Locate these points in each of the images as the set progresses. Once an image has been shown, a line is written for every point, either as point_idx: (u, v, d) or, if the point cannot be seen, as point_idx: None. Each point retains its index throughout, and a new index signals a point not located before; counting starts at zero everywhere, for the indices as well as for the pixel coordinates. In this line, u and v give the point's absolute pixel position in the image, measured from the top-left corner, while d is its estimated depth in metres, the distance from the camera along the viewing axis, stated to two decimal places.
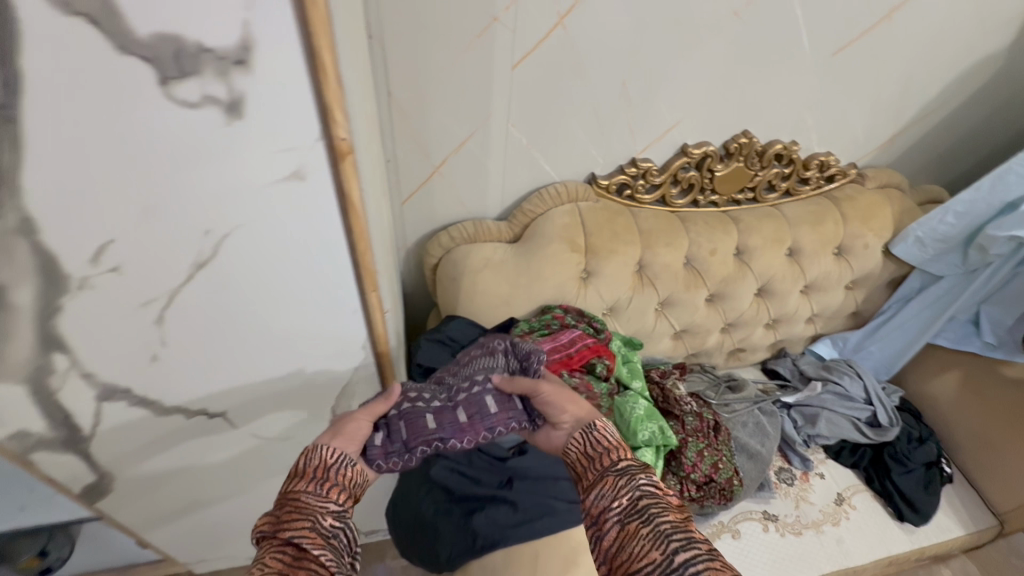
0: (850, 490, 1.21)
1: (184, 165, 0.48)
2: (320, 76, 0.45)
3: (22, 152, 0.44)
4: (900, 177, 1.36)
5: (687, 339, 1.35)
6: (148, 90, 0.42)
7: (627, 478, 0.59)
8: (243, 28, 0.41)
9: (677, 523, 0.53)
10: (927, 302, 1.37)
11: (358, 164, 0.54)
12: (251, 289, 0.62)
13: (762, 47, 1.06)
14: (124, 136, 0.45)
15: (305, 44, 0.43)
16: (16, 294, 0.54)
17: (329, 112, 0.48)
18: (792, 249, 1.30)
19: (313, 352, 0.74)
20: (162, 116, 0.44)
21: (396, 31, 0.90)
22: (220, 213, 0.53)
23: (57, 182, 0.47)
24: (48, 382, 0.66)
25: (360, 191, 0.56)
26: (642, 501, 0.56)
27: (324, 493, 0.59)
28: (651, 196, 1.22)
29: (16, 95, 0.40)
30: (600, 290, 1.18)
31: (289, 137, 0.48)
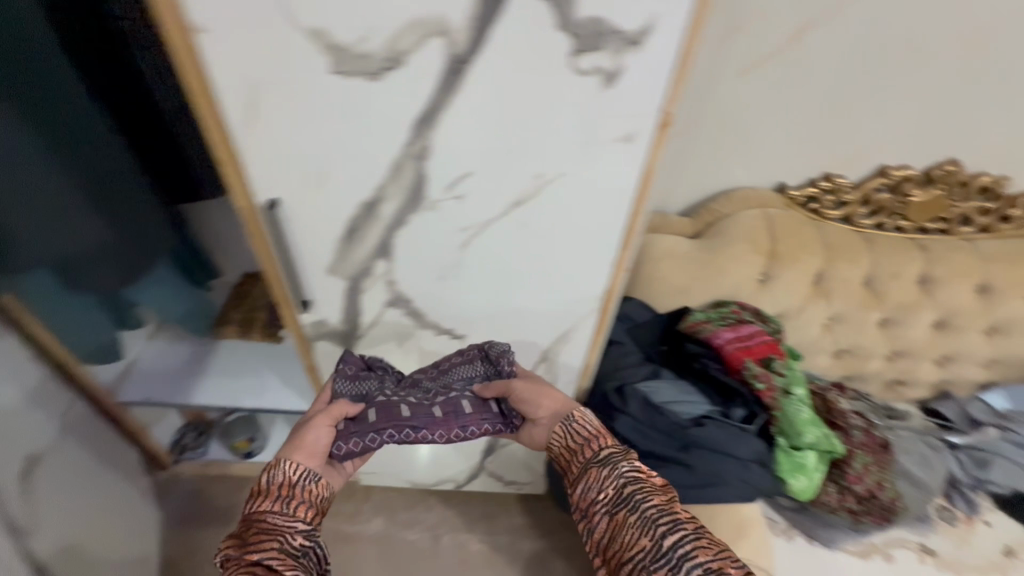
0: (1020, 546, 1.15)
1: (550, 119, 0.62)
2: (681, 61, 0.57)
3: (454, 95, 0.60)
4: None
5: (848, 360, 1.34)
6: (560, 58, 0.56)
7: (610, 468, 0.69)
8: (649, 18, 0.53)
9: (661, 505, 0.64)
10: None
11: (669, 136, 0.65)
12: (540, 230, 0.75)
13: (994, 76, 1.06)
14: (524, 91, 0.59)
15: (684, 33, 0.55)
16: (388, 205, 0.71)
17: (674, 90, 0.59)
18: (982, 285, 1.26)
19: (553, 299, 0.86)
20: (558, 79, 0.58)
21: None
22: (553, 162, 0.66)
23: (461, 121, 0.62)
24: (362, 282, 0.84)
25: (660, 159, 0.67)
26: (627, 490, 0.66)
27: (290, 512, 0.65)
28: (838, 213, 1.24)
29: (475, 54, 0.56)
30: (776, 294, 1.21)
31: (635, 106, 0.60)
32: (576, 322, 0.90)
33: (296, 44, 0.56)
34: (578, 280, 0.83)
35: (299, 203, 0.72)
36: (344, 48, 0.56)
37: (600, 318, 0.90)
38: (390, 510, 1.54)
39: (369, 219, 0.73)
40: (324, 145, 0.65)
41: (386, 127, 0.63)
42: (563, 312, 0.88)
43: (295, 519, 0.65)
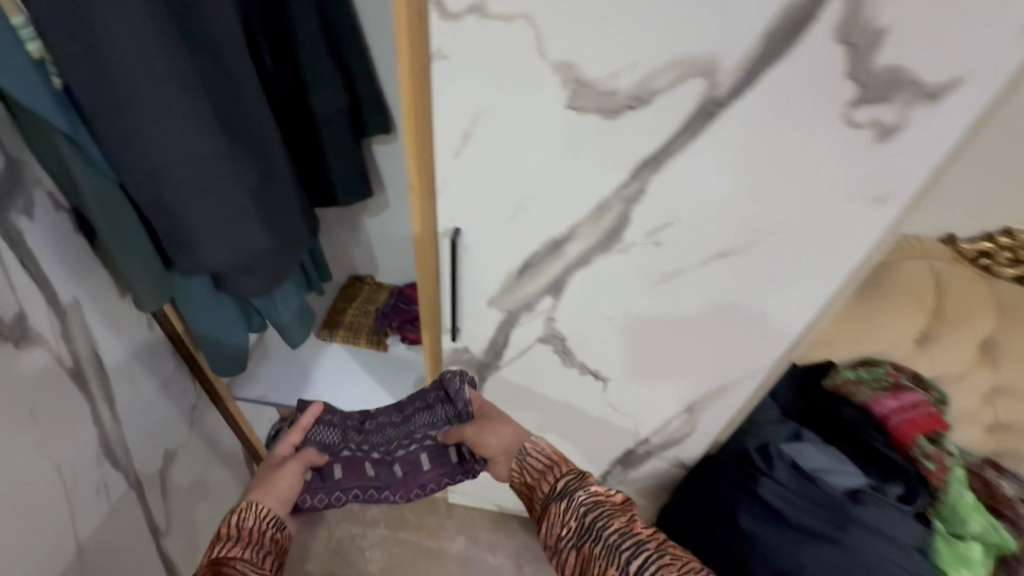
0: None
1: (793, 173, 0.55)
2: (978, 123, 0.48)
3: (693, 140, 0.54)
4: None
5: (1004, 437, 1.19)
6: (833, 109, 0.49)
7: (568, 499, 0.68)
8: (964, 72, 0.45)
9: (622, 528, 0.64)
10: None
11: (922, 200, 0.56)
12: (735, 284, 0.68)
13: None
14: (774, 142, 0.53)
15: (998, 92, 0.46)
16: (577, 244, 0.66)
17: (957, 153, 0.51)
18: None
19: (719, 354, 0.79)
20: (821, 131, 0.51)
21: None
22: (777, 216, 0.59)
23: (689, 168, 0.56)
24: (519, 316, 0.79)
25: (902, 224, 0.59)
26: (587, 516, 0.66)
27: (258, 562, 0.65)
28: (1016, 270, 1.07)
29: (736, 98, 0.50)
30: (936, 358, 1.09)
31: (902, 167, 0.52)
32: (736, 378, 0.82)
33: (538, 77, 0.51)
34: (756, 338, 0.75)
35: (480, 235, 0.68)
36: (587, 83, 0.51)
37: (766, 377, 0.82)
38: (472, 530, 1.50)
39: (549, 256, 0.68)
40: (527, 181, 0.61)
41: (605, 166, 0.58)
42: (728, 366, 0.81)
43: (251, 556, 0.64)
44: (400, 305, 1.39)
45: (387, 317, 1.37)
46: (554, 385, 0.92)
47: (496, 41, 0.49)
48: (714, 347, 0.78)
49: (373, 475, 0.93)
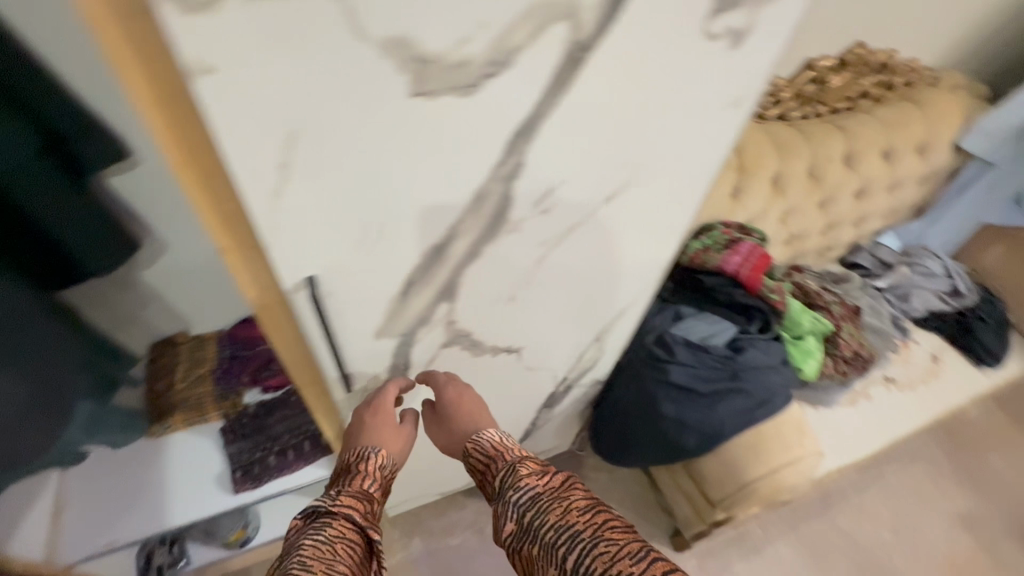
0: (939, 350, 1.46)
1: (661, 115, 0.52)
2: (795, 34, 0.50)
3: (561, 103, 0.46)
4: (962, 77, 1.52)
5: (794, 244, 1.50)
6: (693, 37, 0.46)
7: (520, 490, 0.68)
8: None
9: (555, 523, 0.62)
10: (983, 187, 1.57)
11: None
12: (637, 215, 0.66)
13: None
14: (643, 99, 0.49)
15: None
16: (456, 243, 0.56)
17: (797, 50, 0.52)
18: (885, 151, 1.44)
19: (618, 286, 0.80)
20: (697, 65, 0.48)
21: None
22: (649, 155, 0.57)
23: (557, 138, 0.50)
24: (416, 332, 0.67)
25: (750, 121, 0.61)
26: (512, 487, 0.69)
27: (361, 492, 0.70)
28: (774, 114, 1.31)
29: (600, 39, 0.43)
30: (747, 204, 1.28)
31: (749, 85, 0.53)
32: (640, 294, 0.85)
33: (357, 77, 0.37)
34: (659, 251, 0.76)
35: (334, 281, 0.54)
36: (432, 62, 0.39)
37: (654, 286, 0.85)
38: (422, 527, 1.42)
39: (436, 263, 0.58)
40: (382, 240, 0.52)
41: (464, 157, 0.47)
42: (631, 288, 0.82)
43: (365, 495, 0.70)
44: (241, 354, 1.12)
45: (231, 374, 1.11)
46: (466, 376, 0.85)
47: (257, 89, 0.36)
48: (619, 278, 0.78)
49: (272, 465, 1.05)
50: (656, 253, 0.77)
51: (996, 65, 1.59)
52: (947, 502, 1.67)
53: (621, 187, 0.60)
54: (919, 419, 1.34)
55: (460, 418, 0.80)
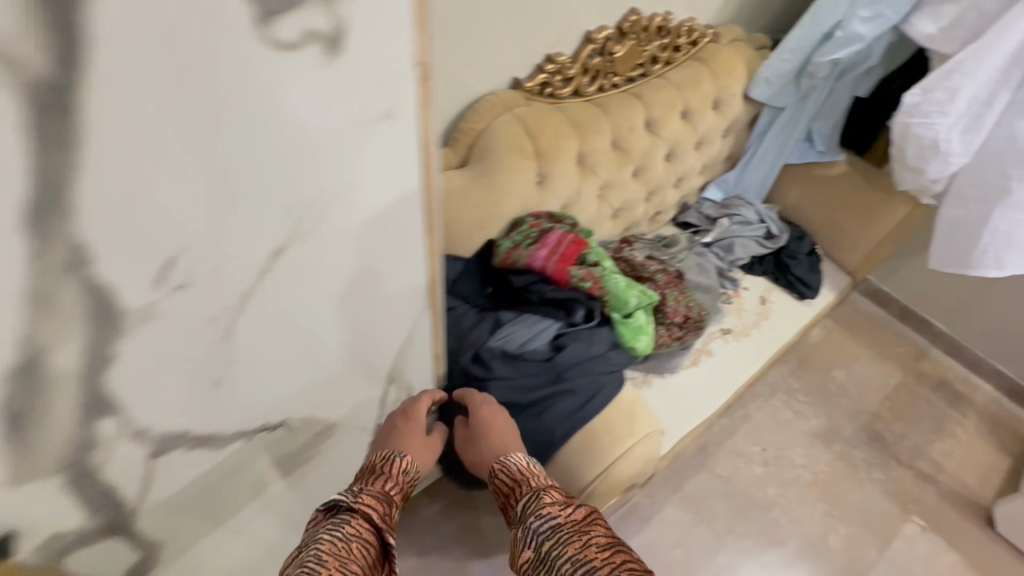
0: (767, 292, 1.53)
1: (274, 154, 0.52)
2: (394, 61, 0.55)
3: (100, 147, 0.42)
4: (741, 30, 1.59)
5: (623, 217, 1.49)
6: (249, 64, 0.46)
7: (538, 517, 0.73)
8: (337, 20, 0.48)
9: (574, 555, 0.66)
10: (778, 131, 1.66)
11: (417, 121, 0.62)
12: (347, 250, 0.66)
13: None
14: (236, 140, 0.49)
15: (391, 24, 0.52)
16: (61, 354, 0.50)
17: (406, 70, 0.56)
18: (684, 111, 1.47)
19: (366, 334, 0.78)
20: (285, 97, 0.50)
21: None
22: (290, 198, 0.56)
23: (139, 193, 0.46)
24: (92, 449, 0.59)
25: (417, 148, 0.64)
26: (535, 518, 0.73)
27: (387, 496, 0.77)
28: (567, 90, 1.26)
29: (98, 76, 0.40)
30: (557, 190, 1.23)
31: (369, 106, 0.56)
32: (405, 336, 0.84)
33: None
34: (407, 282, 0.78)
35: None
36: None
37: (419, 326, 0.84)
38: None
39: (52, 376, 0.51)
40: None
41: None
42: (398, 322, 0.81)
43: (384, 496, 0.77)
44: None
45: None
46: (228, 467, 0.77)
47: None
48: (375, 315, 0.77)
49: None
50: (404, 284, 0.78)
51: (769, 14, 1.68)
52: (804, 422, 1.80)
53: (300, 226, 0.59)
54: (758, 363, 1.39)
55: (488, 440, 0.90)
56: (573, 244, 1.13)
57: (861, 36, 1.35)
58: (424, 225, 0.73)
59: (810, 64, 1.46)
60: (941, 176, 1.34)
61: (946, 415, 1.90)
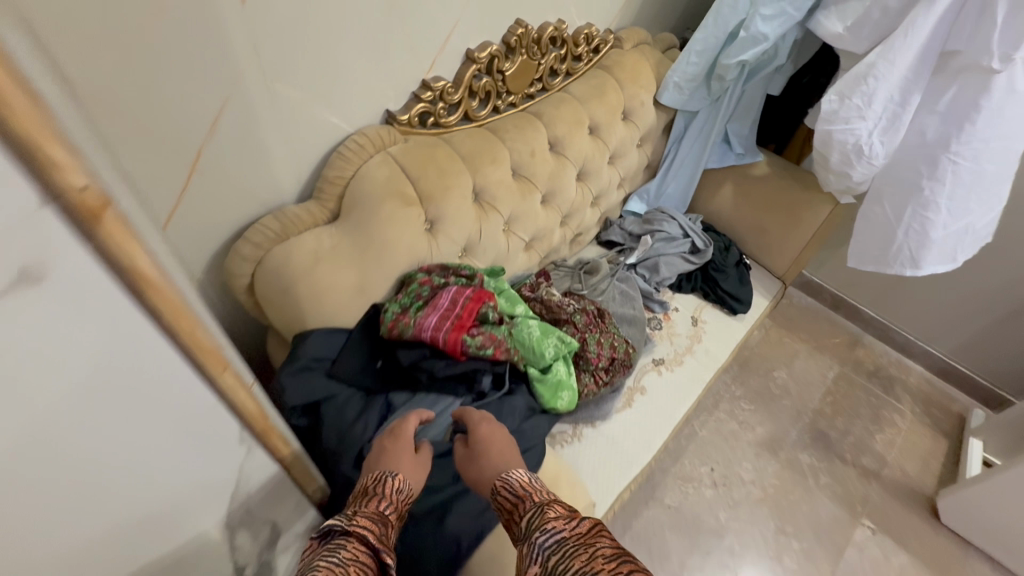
0: (699, 310, 1.45)
1: None
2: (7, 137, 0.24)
3: None
4: (645, 32, 1.47)
5: (537, 246, 1.35)
6: None
7: (542, 526, 0.60)
8: None
9: (580, 568, 0.51)
10: (694, 136, 1.57)
11: (126, 221, 0.31)
12: (17, 459, 0.35)
13: None
14: None
15: None
16: None
17: (40, 154, 0.25)
18: (591, 127, 1.34)
19: (172, 497, 0.52)
20: None
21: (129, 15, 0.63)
22: None
23: None
24: None
25: (147, 258, 0.34)
26: (539, 533, 0.59)
27: (383, 519, 0.64)
28: (455, 117, 1.11)
29: None
30: (451, 234, 1.07)
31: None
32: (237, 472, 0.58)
33: None
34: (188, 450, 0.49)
35: None
36: None
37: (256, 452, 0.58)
38: None
39: None
40: None
41: None
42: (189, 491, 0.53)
43: (380, 516, 0.64)
44: None
45: None
46: None
47: None
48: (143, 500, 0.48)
49: None
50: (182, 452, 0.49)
51: (671, 13, 1.58)
52: (750, 433, 1.74)
53: None
54: (694, 393, 1.29)
55: (489, 456, 0.77)
56: (472, 300, 0.98)
57: (765, 35, 1.26)
58: (221, 344, 0.45)
59: (717, 66, 1.37)
60: (866, 179, 1.30)
61: (886, 404, 1.89)
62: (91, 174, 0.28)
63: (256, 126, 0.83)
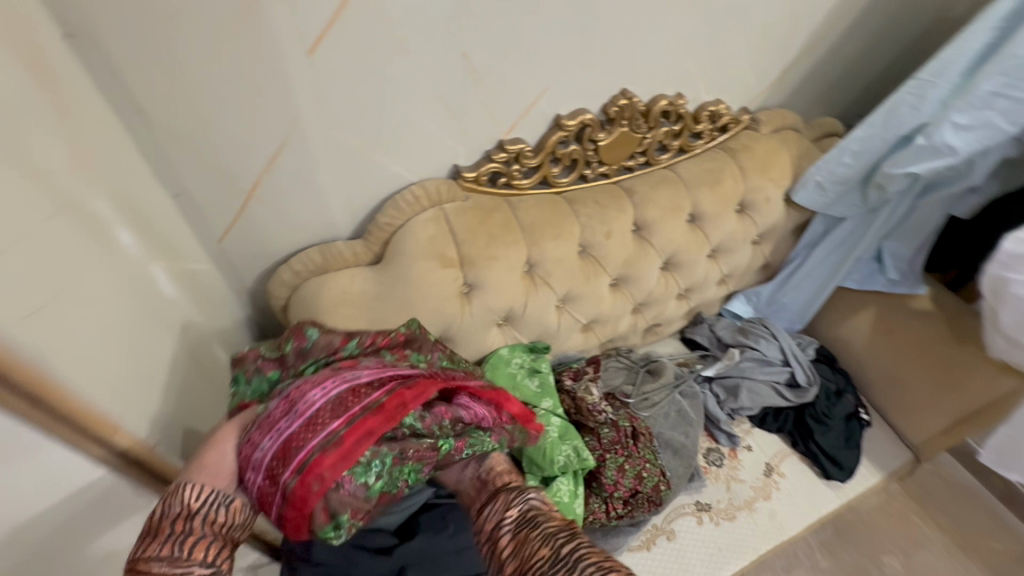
0: (778, 458, 1.18)
1: None
2: None
3: None
4: (796, 115, 1.24)
5: (598, 330, 1.21)
6: None
7: (518, 494, 0.69)
8: None
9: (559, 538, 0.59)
10: (833, 246, 1.28)
11: None
12: None
13: (625, 28, 0.92)
14: None
15: None
16: None
17: None
18: (692, 214, 1.17)
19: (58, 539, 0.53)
20: None
21: (193, 62, 0.68)
22: None
23: None
24: None
25: None
26: (567, 549, 0.58)
27: (184, 555, 0.56)
28: (531, 180, 1.04)
29: None
30: (488, 303, 1.01)
31: None
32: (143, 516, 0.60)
33: None
34: (54, 511, 0.50)
35: None
36: None
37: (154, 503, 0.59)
38: None
39: None
40: None
41: None
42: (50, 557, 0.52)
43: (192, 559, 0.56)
44: None
45: None
46: None
47: None
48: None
49: None
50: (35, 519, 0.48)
51: (839, 97, 1.32)
52: None
53: None
54: (739, 562, 1.05)
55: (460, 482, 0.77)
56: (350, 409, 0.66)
57: (952, 148, 0.97)
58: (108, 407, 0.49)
59: (878, 172, 1.10)
60: None
61: None
62: None
63: (315, 167, 0.86)
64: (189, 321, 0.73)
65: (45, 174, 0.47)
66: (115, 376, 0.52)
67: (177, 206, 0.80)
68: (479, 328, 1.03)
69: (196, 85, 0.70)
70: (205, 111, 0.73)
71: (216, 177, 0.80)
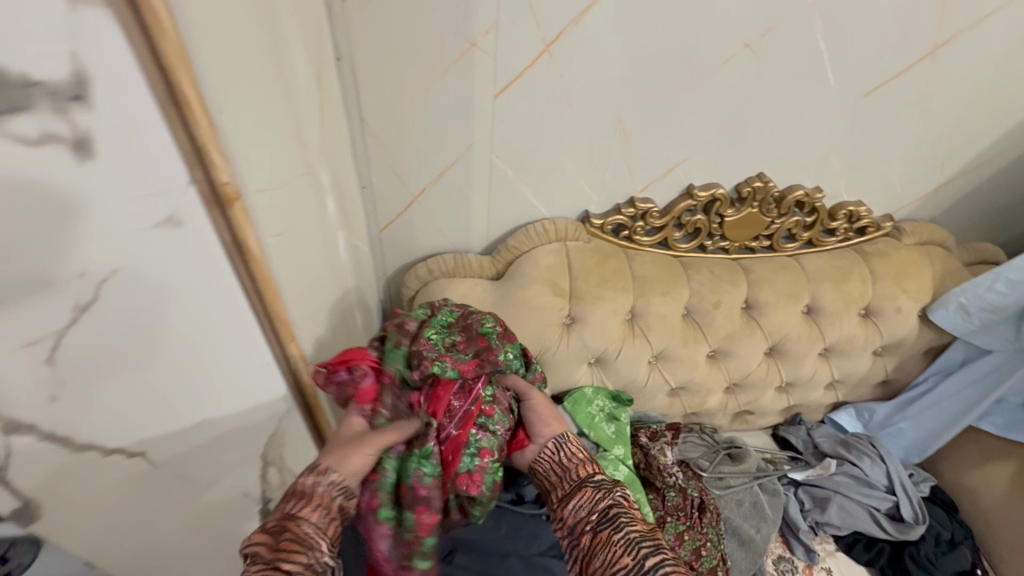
0: None
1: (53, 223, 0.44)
2: (194, 137, 0.42)
3: None
4: (947, 233, 1.18)
5: (684, 398, 1.21)
6: None
7: (604, 489, 0.69)
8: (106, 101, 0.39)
9: (643, 532, 0.63)
10: (971, 379, 1.17)
11: (251, 210, 0.50)
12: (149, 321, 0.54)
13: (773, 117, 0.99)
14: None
15: (179, 122, 0.42)
16: None
17: (205, 154, 0.43)
18: (809, 306, 1.15)
19: (224, 414, 0.69)
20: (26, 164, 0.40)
21: (411, 88, 0.88)
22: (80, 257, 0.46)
23: None
24: None
25: (258, 235, 0.52)
26: (651, 563, 0.59)
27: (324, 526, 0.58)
28: (651, 239, 1.11)
29: None
30: (585, 338, 1.07)
31: (154, 180, 0.44)
32: (278, 422, 0.74)
33: None
34: (231, 384, 0.65)
35: None
36: None
37: (289, 414, 0.73)
38: None
39: None
40: None
41: None
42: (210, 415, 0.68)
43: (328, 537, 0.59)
44: None
45: None
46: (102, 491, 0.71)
47: None
48: (173, 402, 0.64)
49: None
50: (214, 381, 0.63)
51: (1002, 225, 1.23)
52: None
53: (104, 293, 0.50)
54: None
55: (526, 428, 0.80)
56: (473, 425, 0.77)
57: None
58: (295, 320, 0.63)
59: None
60: None
61: None
62: (235, 175, 0.46)
63: (470, 187, 1.02)
64: (349, 285, 0.90)
65: (307, 144, 0.65)
66: (305, 301, 0.68)
67: (360, 195, 1.00)
68: (571, 360, 1.09)
69: (405, 104, 0.89)
70: (406, 128, 0.92)
71: (395, 179, 0.99)
